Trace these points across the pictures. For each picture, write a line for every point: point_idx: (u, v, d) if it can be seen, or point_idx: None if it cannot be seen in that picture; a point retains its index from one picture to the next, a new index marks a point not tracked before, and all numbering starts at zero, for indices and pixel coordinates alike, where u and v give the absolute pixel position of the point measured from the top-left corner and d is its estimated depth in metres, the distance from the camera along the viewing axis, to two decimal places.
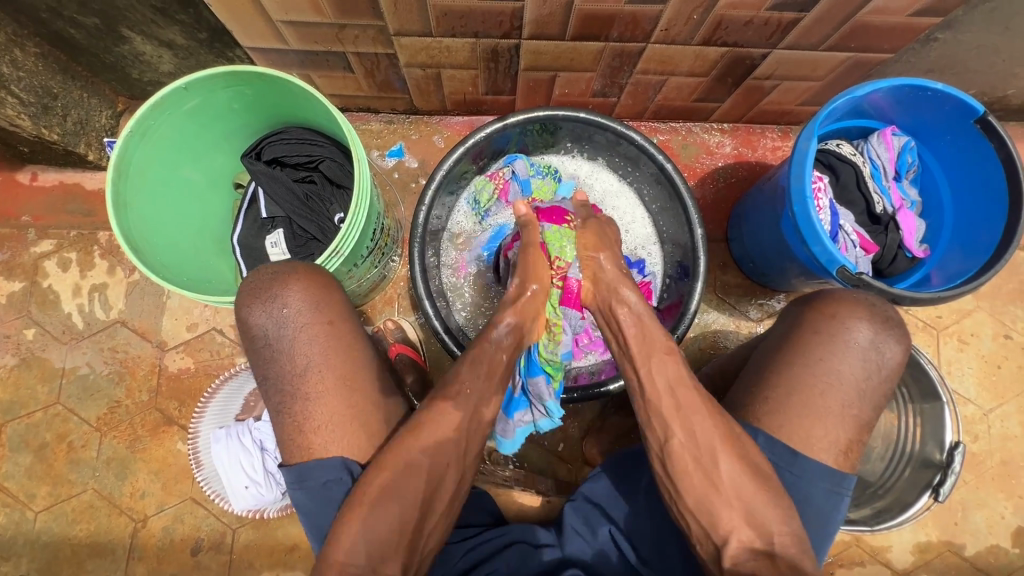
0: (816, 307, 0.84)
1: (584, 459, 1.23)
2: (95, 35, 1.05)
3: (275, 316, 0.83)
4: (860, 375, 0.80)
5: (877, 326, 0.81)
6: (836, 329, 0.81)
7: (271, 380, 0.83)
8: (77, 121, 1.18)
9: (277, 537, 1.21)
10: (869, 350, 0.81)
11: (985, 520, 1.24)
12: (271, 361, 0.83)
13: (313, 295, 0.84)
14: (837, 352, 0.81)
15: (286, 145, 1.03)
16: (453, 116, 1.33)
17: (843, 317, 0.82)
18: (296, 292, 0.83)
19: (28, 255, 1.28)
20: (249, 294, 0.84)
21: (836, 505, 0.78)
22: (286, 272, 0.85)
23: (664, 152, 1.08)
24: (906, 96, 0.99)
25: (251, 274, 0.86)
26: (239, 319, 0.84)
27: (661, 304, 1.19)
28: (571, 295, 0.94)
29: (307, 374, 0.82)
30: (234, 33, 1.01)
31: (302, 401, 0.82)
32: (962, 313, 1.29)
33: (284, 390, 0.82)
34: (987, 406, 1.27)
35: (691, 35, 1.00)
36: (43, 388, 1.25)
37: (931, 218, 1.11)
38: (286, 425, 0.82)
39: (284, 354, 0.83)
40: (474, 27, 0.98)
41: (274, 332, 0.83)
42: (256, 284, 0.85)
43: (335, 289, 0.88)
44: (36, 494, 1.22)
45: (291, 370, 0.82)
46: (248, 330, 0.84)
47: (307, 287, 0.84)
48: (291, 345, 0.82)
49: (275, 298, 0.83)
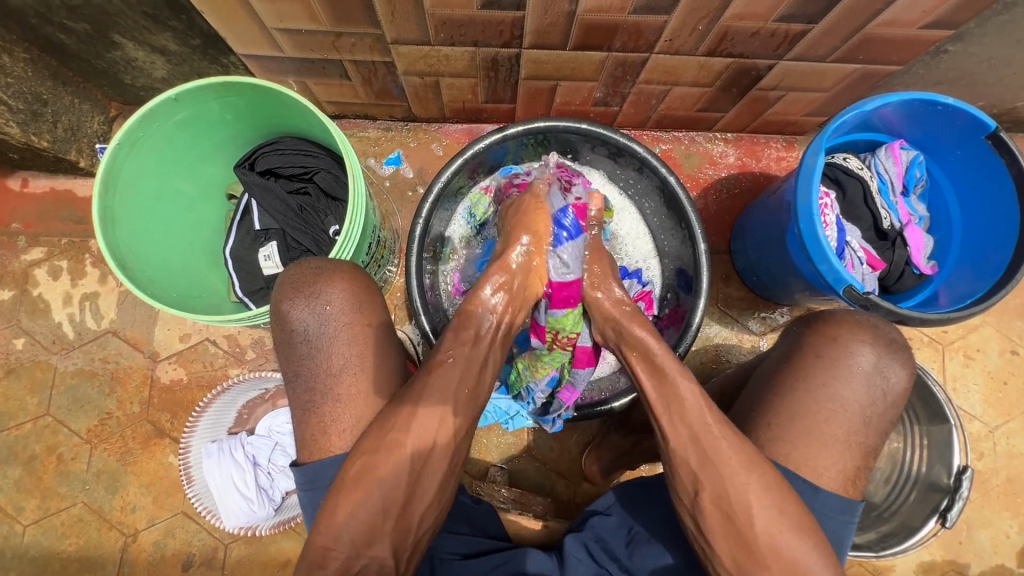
0: (816, 328, 0.82)
1: (583, 475, 1.21)
2: (86, 41, 1.03)
3: (317, 313, 0.80)
4: (865, 401, 0.78)
5: (881, 350, 0.79)
6: (837, 352, 0.79)
7: (303, 377, 0.81)
8: (68, 128, 1.16)
9: (270, 553, 1.19)
10: (873, 374, 0.78)
11: (990, 540, 1.21)
12: (305, 358, 0.80)
13: (355, 295, 0.82)
14: (839, 376, 0.78)
15: (281, 156, 1.00)
16: (452, 123, 1.31)
17: (844, 340, 0.80)
18: (339, 291, 0.81)
19: (19, 263, 1.26)
20: (292, 288, 0.81)
21: (842, 538, 0.77)
22: (333, 269, 0.83)
23: (666, 165, 1.05)
24: (916, 110, 0.97)
25: (292, 269, 0.84)
26: (277, 312, 0.81)
27: (660, 314, 1.17)
28: (582, 358, 1.00)
29: (341, 376, 0.80)
30: (228, 41, 0.99)
31: (331, 402, 0.80)
32: (967, 328, 1.27)
33: (313, 388, 0.80)
34: (992, 423, 1.25)
35: (696, 46, 0.98)
36: (33, 399, 1.23)
37: (939, 233, 1.08)
38: (309, 423, 0.80)
39: (321, 352, 0.80)
40: (473, 36, 0.96)
41: (314, 329, 0.80)
42: (298, 278, 0.83)
43: (375, 293, 0.86)
44: (24, 507, 1.20)
45: (325, 370, 0.80)
46: (286, 323, 0.81)
47: (350, 287, 0.82)
48: (329, 344, 0.80)
49: (317, 294, 0.81)
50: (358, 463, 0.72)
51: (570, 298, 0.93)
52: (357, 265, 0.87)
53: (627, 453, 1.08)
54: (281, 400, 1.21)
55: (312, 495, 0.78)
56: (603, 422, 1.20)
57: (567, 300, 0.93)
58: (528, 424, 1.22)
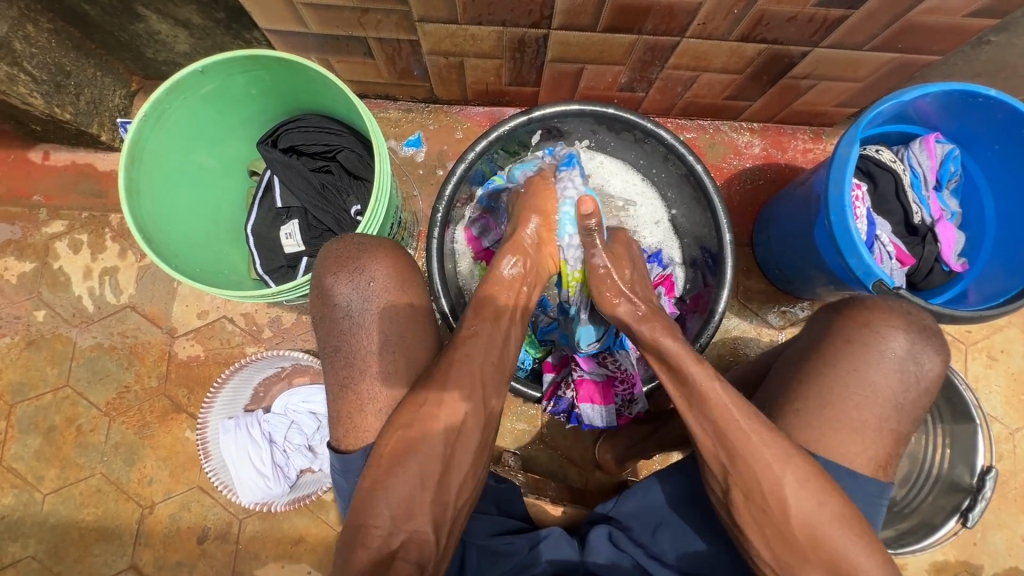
0: (848, 314, 0.80)
1: (596, 463, 1.21)
2: (110, 12, 1.02)
3: (361, 289, 0.80)
4: (897, 387, 0.77)
5: (915, 337, 0.77)
6: (868, 337, 0.78)
7: (343, 353, 0.80)
8: (90, 101, 1.15)
9: (284, 530, 1.20)
10: (906, 360, 0.77)
11: (1004, 542, 1.20)
12: (346, 333, 0.80)
13: (398, 273, 0.83)
14: (872, 363, 0.77)
15: (304, 133, 1.00)
16: (473, 106, 1.29)
17: (876, 325, 0.78)
18: (383, 268, 0.82)
19: (40, 236, 1.27)
20: (336, 262, 0.82)
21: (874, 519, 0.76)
22: (376, 246, 0.83)
23: (694, 153, 1.03)
24: (955, 102, 0.94)
25: (335, 243, 0.84)
26: (319, 286, 0.82)
27: (684, 297, 1.16)
28: (584, 391, 1.06)
29: (380, 355, 0.80)
30: (253, 14, 0.98)
31: (369, 380, 0.79)
32: (992, 328, 1.25)
33: (353, 364, 0.80)
34: (1013, 426, 1.23)
35: (729, 31, 0.95)
36: (53, 370, 1.25)
37: (970, 230, 1.06)
38: (346, 400, 0.79)
39: (362, 329, 0.80)
40: (502, 15, 0.94)
41: (357, 305, 0.80)
42: (342, 253, 0.83)
43: (417, 273, 0.86)
44: (44, 476, 1.22)
45: (366, 347, 0.80)
46: (328, 299, 0.81)
47: (393, 265, 0.82)
48: (371, 321, 0.80)
49: (361, 270, 0.81)
50: (393, 441, 0.72)
51: (598, 397, 1.06)
52: (400, 245, 0.87)
53: (641, 441, 1.08)
54: (296, 379, 1.21)
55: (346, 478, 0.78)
56: None
57: (598, 399, 1.06)
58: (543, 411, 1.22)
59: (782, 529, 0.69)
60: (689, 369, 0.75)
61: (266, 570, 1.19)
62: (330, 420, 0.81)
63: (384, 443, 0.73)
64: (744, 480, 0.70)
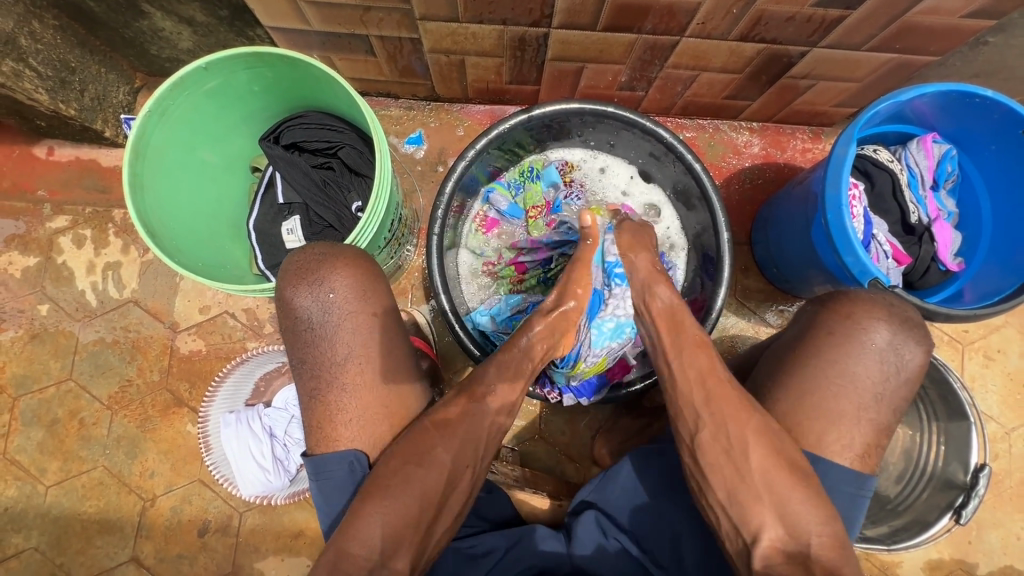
0: (831, 307, 0.81)
1: (593, 459, 1.21)
2: (114, 9, 1.03)
3: (320, 301, 0.80)
4: (878, 379, 0.77)
5: (896, 328, 0.78)
6: (850, 330, 0.78)
7: (308, 364, 0.81)
8: (95, 97, 1.16)
9: (284, 523, 1.21)
10: (887, 351, 0.77)
11: (999, 541, 1.21)
12: (309, 345, 0.81)
13: (360, 282, 0.82)
14: (853, 353, 0.77)
15: (306, 130, 1.00)
16: (474, 104, 1.30)
17: (858, 318, 0.79)
18: (344, 278, 0.81)
19: (43, 231, 1.28)
20: (295, 274, 0.81)
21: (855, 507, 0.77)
22: (336, 256, 0.83)
23: (693, 152, 1.03)
24: (952, 102, 0.95)
25: (296, 254, 0.85)
26: (281, 299, 0.82)
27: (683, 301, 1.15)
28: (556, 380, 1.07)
29: (346, 365, 0.81)
30: (256, 12, 0.99)
31: (336, 391, 0.80)
32: (989, 328, 1.26)
33: (318, 376, 0.81)
34: (1010, 425, 1.24)
35: (728, 30, 0.96)
36: (56, 363, 1.26)
37: (967, 230, 1.07)
38: (315, 411, 0.81)
39: (325, 340, 0.80)
40: (502, 13, 0.95)
41: (318, 317, 0.80)
42: (302, 264, 0.83)
43: (381, 280, 0.86)
44: (47, 468, 1.23)
45: (331, 358, 0.81)
46: (290, 312, 0.81)
47: (354, 275, 0.82)
48: (333, 332, 0.80)
49: (321, 282, 0.81)
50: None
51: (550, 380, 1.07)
52: (362, 250, 0.86)
53: (638, 437, 1.09)
54: None
55: (326, 487, 0.79)
56: (616, 406, 1.21)
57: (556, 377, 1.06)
58: (541, 407, 1.23)
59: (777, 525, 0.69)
60: (691, 333, 0.82)
61: (265, 563, 1.20)
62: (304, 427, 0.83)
63: None
64: (739, 472, 0.71)
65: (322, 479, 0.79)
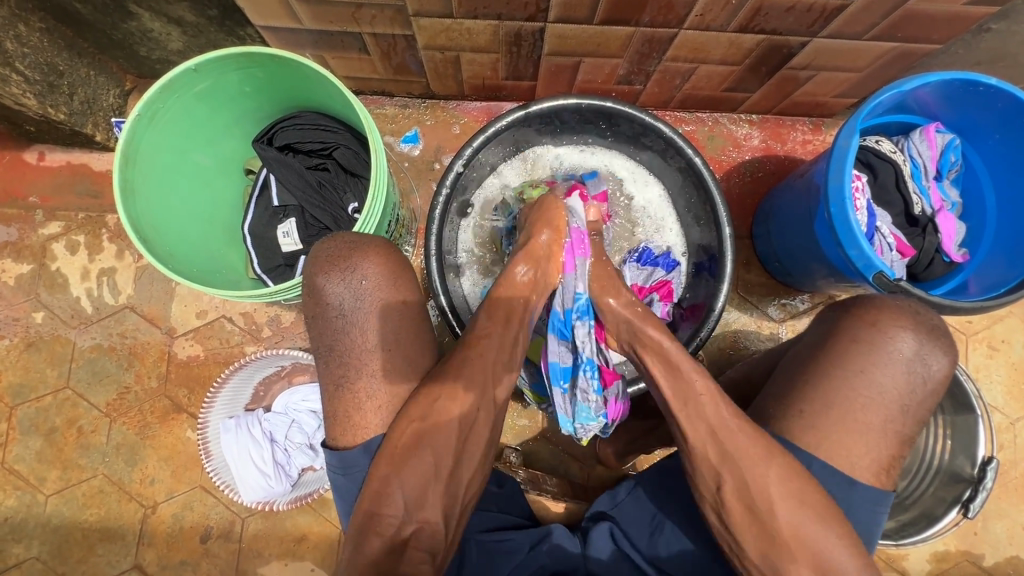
0: (856, 312, 0.80)
1: (597, 458, 1.21)
2: (102, 11, 1.01)
3: (353, 288, 0.79)
4: (905, 389, 0.77)
5: (924, 338, 0.77)
6: (878, 337, 0.77)
7: (336, 352, 0.79)
8: (84, 100, 1.14)
9: (286, 528, 1.20)
10: (914, 362, 0.77)
11: (1005, 531, 1.21)
12: (339, 332, 0.79)
13: (390, 272, 0.81)
14: (880, 363, 0.77)
15: (300, 131, 0.98)
16: (471, 101, 1.28)
17: (884, 326, 0.78)
18: (375, 266, 0.80)
19: (37, 237, 1.26)
20: (327, 262, 0.80)
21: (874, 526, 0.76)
22: (368, 244, 0.81)
23: (693, 146, 1.02)
24: (955, 91, 0.94)
25: (327, 241, 0.82)
26: (311, 286, 0.80)
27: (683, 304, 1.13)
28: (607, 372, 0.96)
29: (376, 353, 0.79)
30: (246, 11, 0.97)
31: (367, 378, 0.78)
32: (993, 319, 1.25)
33: (347, 363, 0.78)
34: (1014, 416, 1.23)
35: (727, 21, 0.94)
36: (52, 371, 1.24)
37: (971, 221, 1.05)
38: (341, 400, 0.78)
39: (356, 328, 0.79)
40: (497, 8, 0.93)
41: (350, 304, 0.79)
42: (334, 252, 0.81)
43: (410, 270, 0.84)
44: (46, 477, 1.22)
45: (361, 346, 0.79)
46: (320, 299, 0.79)
47: (385, 263, 0.80)
48: (364, 320, 0.79)
49: (353, 269, 0.79)
50: (399, 444, 0.73)
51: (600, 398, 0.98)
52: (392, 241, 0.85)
53: (643, 437, 1.08)
54: (297, 378, 1.21)
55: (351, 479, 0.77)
56: None
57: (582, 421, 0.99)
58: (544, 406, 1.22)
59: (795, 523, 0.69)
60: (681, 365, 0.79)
61: (269, 568, 1.19)
62: (325, 417, 0.80)
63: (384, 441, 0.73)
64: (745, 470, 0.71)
65: (347, 473, 0.77)
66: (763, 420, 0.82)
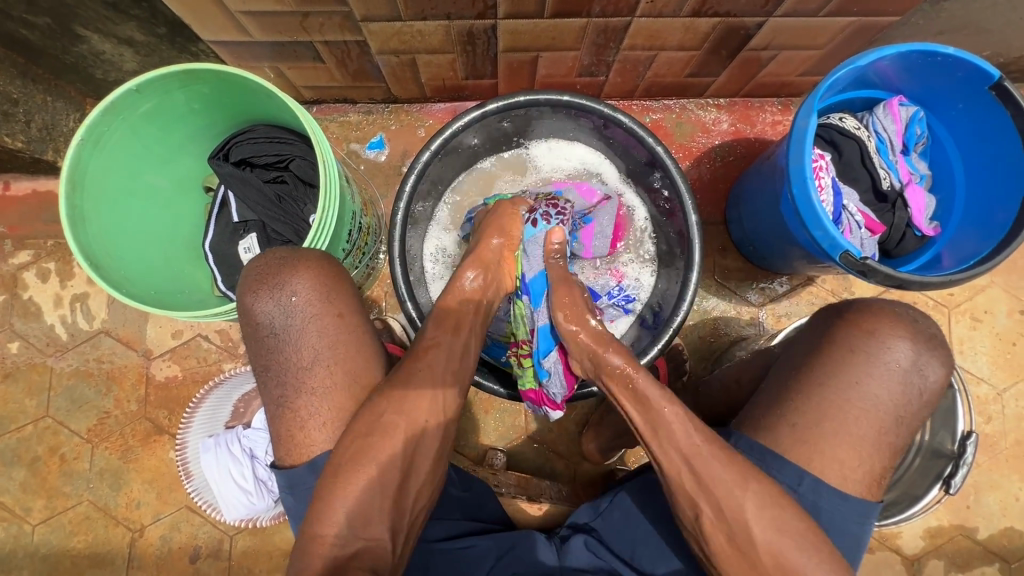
0: (853, 322, 0.79)
1: (582, 455, 1.20)
2: (49, 36, 1.00)
3: (282, 305, 0.78)
4: (898, 400, 0.75)
5: (921, 348, 0.76)
6: (873, 347, 0.76)
7: (272, 371, 0.79)
8: (42, 127, 1.13)
9: (275, 542, 1.20)
10: (910, 372, 0.76)
11: (998, 503, 1.20)
12: (272, 351, 0.79)
13: (323, 285, 0.80)
14: (873, 373, 0.75)
15: (253, 145, 0.97)
16: (434, 103, 1.27)
17: (882, 334, 0.77)
18: (305, 282, 0.79)
19: (7, 267, 1.26)
20: (256, 280, 0.79)
21: (859, 539, 0.75)
22: (298, 259, 0.80)
23: (654, 135, 1.00)
24: (914, 62, 0.92)
25: (256, 260, 0.81)
26: (242, 307, 0.79)
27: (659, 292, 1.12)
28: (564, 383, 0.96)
29: (313, 369, 0.78)
30: (193, 27, 0.96)
31: (306, 396, 0.78)
32: (974, 289, 1.23)
33: (285, 382, 0.78)
34: (1001, 386, 1.22)
35: (680, 7, 0.93)
36: (31, 402, 1.24)
37: (942, 193, 1.04)
38: (284, 419, 0.78)
39: (289, 345, 0.78)
40: (445, 8, 0.92)
41: (281, 322, 0.78)
42: (263, 270, 0.80)
43: (347, 282, 0.83)
44: (32, 507, 1.22)
45: (297, 363, 0.78)
46: (252, 319, 0.78)
47: (317, 277, 0.79)
48: (298, 337, 0.78)
49: (282, 286, 0.78)
50: (363, 461, 0.71)
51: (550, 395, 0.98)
52: (327, 254, 0.83)
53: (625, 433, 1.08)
54: None
55: (299, 495, 0.77)
56: (602, 399, 1.19)
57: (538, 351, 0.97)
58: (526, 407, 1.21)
59: (772, 515, 0.68)
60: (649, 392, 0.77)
61: None
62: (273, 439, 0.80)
63: (350, 463, 0.71)
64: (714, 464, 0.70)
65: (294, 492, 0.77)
66: (748, 424, 0.81)
